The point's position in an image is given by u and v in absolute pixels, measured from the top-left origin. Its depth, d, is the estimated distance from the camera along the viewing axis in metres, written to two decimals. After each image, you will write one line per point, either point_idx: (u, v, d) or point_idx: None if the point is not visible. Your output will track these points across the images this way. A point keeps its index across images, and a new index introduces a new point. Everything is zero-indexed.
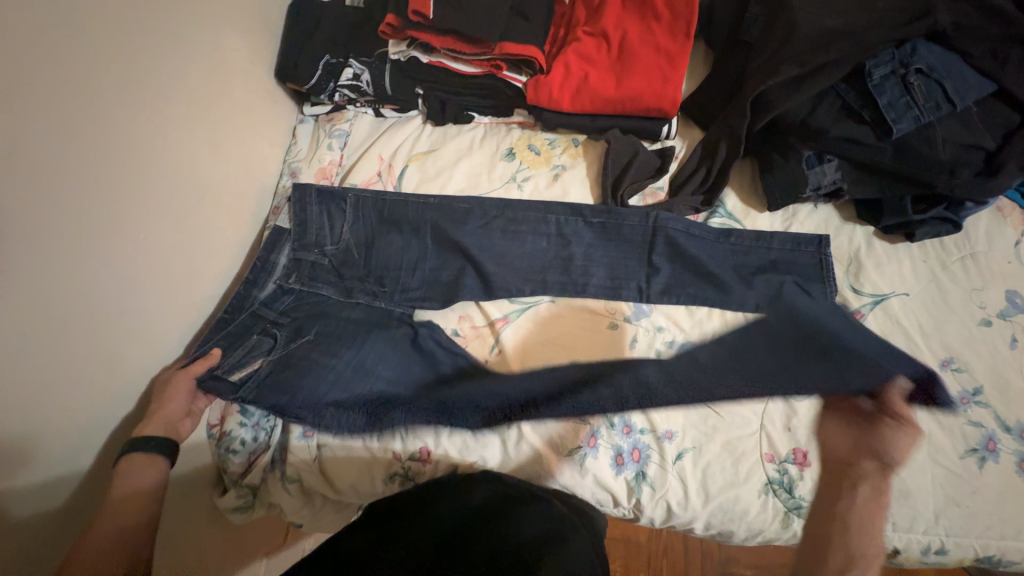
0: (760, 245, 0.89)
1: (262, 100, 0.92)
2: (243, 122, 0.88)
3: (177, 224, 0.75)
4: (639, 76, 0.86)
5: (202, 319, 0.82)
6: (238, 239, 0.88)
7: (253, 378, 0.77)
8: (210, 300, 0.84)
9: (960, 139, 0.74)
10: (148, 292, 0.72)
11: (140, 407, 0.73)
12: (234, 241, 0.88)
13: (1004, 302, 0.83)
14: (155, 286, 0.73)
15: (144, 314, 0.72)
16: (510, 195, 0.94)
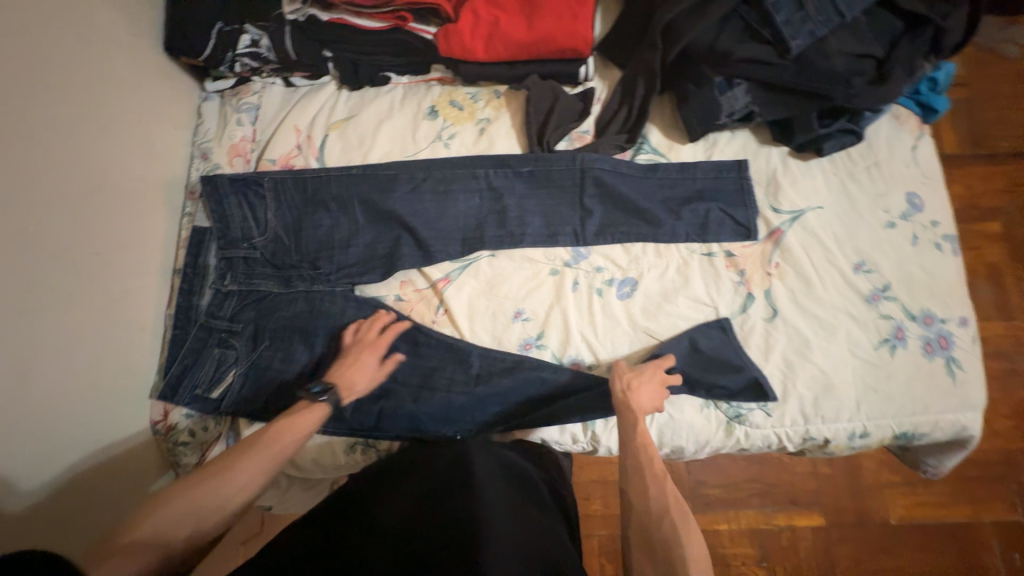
0: (686, 176, 0.91)
1: (155, 77, 0.84)
2: (138, 103, 0.81)
3: (81, 220, 0.70)
4: (550, 16, 0.84)
5: (129, 322, 0.77)
6: (158, 234, 0.82)
7: (229, 394, 0.80)
8: (140, 297, 0.79)
9: (852, 49, 0.78)
10: (62, 296, 0.67)
11: (75, 419, 0.68)
12: (157, 237, 0.82)
13: (905, 204, 0.89)
14: (70, 289, 0.68)
15: (64, 320, 0.67)
16: (437, 154, 0.93)
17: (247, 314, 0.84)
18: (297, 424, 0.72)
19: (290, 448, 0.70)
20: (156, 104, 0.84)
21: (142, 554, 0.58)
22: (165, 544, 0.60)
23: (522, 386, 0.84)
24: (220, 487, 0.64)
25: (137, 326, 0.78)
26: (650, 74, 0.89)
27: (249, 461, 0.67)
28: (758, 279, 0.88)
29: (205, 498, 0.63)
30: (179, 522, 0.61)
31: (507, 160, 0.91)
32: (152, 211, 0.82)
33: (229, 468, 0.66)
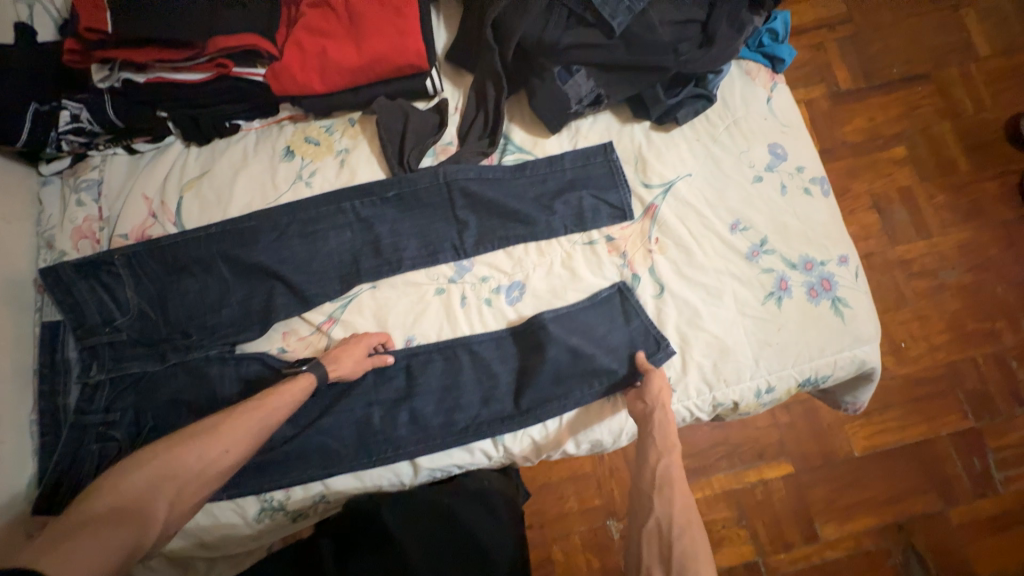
0: (555, 169, 0.89)
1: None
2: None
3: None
4: (376, 35, 0.82)
5: None
6: (3, 339, 0.76)
7: None
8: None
9: (673, 18, 0.79)
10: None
11: None
12: (4, 342, 0.76)
13: (768, 156, 0.90)
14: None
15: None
16: (300, 195, 0.89)
17: (124, 401, 0.78)
18: (283, 395, 0.74)
19: (274, 416, 0.72)
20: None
21: (126, 518, 0.59)
22: (146, 506, 0.61)
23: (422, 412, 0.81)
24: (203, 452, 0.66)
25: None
26: (496, 75, 0.88)
27: (233, 429, 0.69)
28: (641, 258, 0.87)
29: (188, 463, 0.65)
30: (160, 487, 0.63)
31: (370, 189, 0.87)
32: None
33: (213, 434, 0.67)
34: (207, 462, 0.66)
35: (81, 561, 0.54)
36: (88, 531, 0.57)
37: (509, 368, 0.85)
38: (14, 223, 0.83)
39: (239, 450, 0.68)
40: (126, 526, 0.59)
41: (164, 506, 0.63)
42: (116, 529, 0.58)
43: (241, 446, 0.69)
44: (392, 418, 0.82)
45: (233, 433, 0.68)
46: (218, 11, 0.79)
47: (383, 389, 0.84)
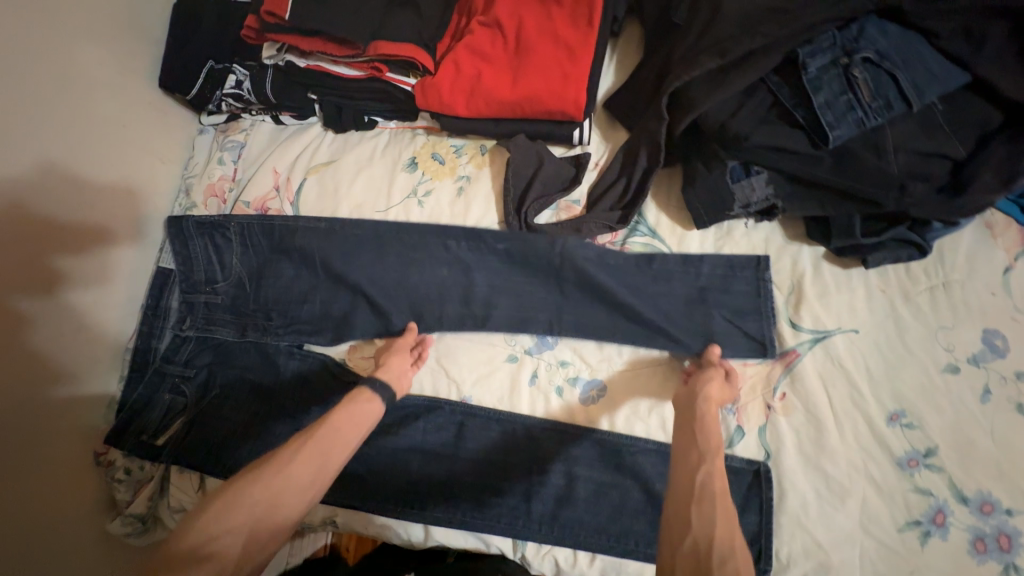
0: (687, 271, 0.76)
1: (142, 111, 0.85)
2: (115, 134, 0.82)
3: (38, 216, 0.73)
4: (537, 74, 0.73)
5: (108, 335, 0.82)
6: (127, 263, 0.84)
7: (172, 442, 0.78)
8: (104, 302, 0.81)
9: (918, 146, 0.59)
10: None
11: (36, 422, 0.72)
12: (130, 267, 0.84)
13: (979, 345, 0.67)
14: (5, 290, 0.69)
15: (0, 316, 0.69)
16: (409, 211, 0.86)
17: (202, 360, 0.83)
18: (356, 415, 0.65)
19: (348, 440, 0.62)
20: (137, 137, 0.85)
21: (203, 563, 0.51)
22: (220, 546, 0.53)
23: (451, 483, 0.75)
24: (272, 486, 0.56)
25: (93, 356, 0.80)
26: (655, 148, 0.74)
27: (297, 460, 0.58)
28: (754, 411, 0.71)
29: (255, 500, 0.55)
30: (229, 529, 0.53)
31: (479, 232, 0.80)
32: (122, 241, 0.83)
33: (271, 467, 0.57)
34: (275, 494, 0.55)
35: None
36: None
37: (559, 467, 0.74)
38: (164, 165, 0.89)
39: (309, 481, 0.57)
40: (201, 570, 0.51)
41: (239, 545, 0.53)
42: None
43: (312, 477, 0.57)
44: (421, 474, 0.76)
45: (300, 462, 0.58)
46: (388, 14, 0.76)
47: (432, 435, 0.78)
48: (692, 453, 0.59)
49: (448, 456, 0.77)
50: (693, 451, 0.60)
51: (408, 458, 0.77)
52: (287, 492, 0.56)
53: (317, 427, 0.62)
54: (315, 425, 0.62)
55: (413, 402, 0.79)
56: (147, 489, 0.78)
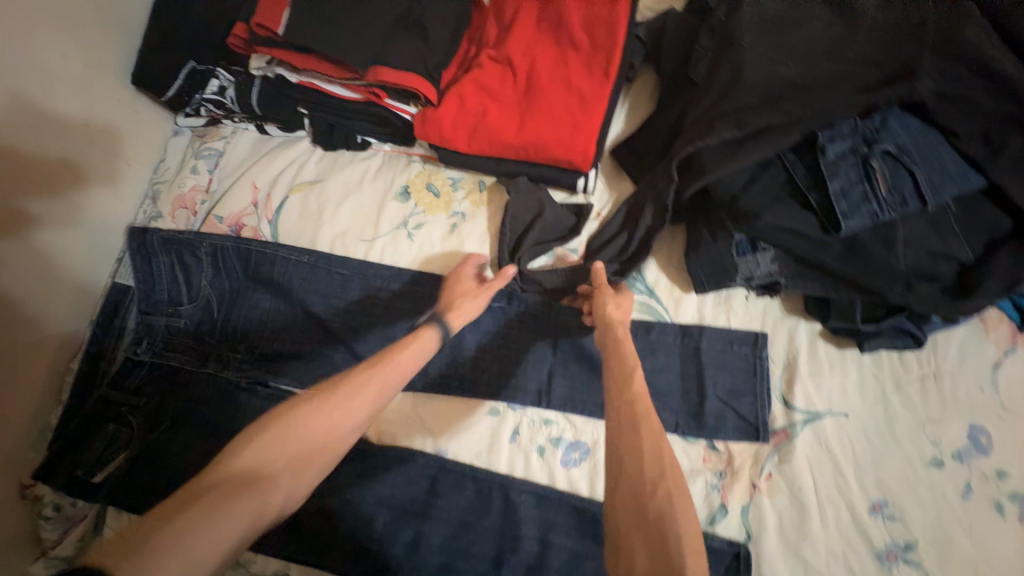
0: (684, 340, 0.75)
1: (105, 105, 0.77)
2: (71, 125, 0.73)
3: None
4: (546, 120, 0.69)
5: (66, 311, 0.75)
6: (88, 252, 0.77)
7: (111, 480, 0.70)
8: (56, 273, 0.73)
9: (928, 245, 0.59)
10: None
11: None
12: (86, 262, 0.77)
13: (963, 440, 0.66)
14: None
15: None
16: (397, 244, 0.81)
17: (156, 387, 0.75)
18: (406, 350, 0.58)
19: (392, 387, 0.56)
20: (96, 134, 0.76)
21: (234, 502, 0.45)
22: (267, 466, 0.49)
23: (417, 545, 0.70)
24: (325, 423, 0.51)
25: (21, 374, 0.70)
26: (661, 211, 0.72)
27: (343, 404, 0.53)
28: (739, 489, 0.69)
29: (291, 456, 0.50)
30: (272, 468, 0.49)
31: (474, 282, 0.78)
32: (71, 246, 0.75)
33: (322, 400, 0.53)
34: (309, 462, 0.50)
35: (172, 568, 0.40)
36: (194, 511, 0.43)
37: (534, 533, 0.71)
38: (128, 168, 0.81)
39: (359, 416, 0.53)
40: (247, 495, 0.46)
41: (282, 479, 0.49)
42: (218, 518, 0.44)
43: (364, 404, 0.54)
44: (386, 533, 0.71)
45: (351, 400, 0.53)
46: (393, 38, 0.71)
47: (401, 489, 0.73)
48: (617, 393, 0.57)
49: (418, 512, 0.72)
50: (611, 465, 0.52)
51: (373, 513, 0.72)
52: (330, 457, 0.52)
53: (373, 365, 0.56)
54: (371, 363, 0.56)
55: (384, 452, 0.74)
56: (79, 529, 0.71)
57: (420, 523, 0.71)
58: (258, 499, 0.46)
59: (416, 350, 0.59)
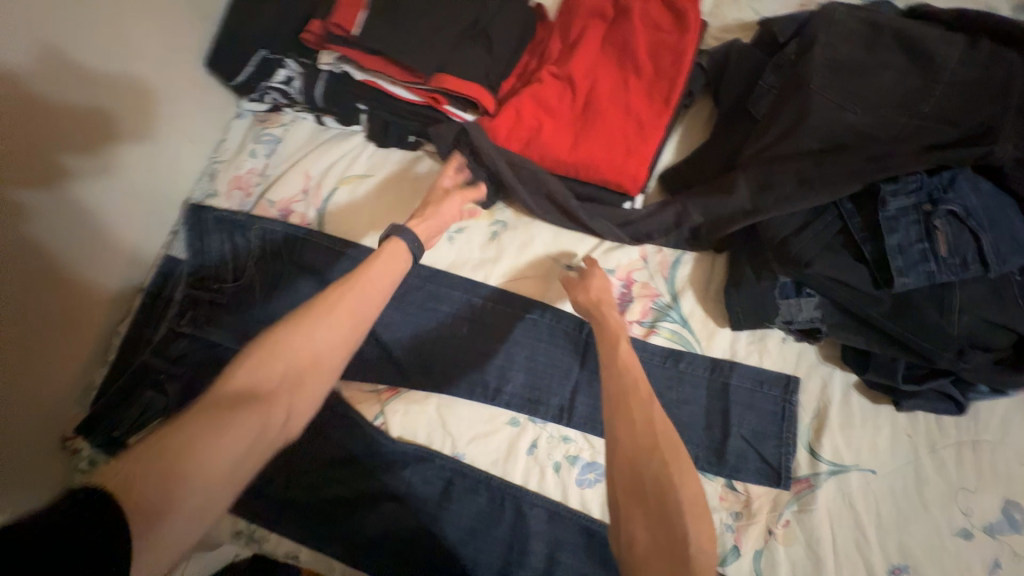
0: (712, 375, 0.75)
1: (180, 86, 0.81)
2: (150, 102, 0.77)
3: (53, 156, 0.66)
4: (601, 141, 0.69)
5: (120, 267, 0.78)
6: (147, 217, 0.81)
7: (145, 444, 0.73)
8: (117, 232, 0.77)
9: (987, 314, 0.58)
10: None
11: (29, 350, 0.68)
12: (144, 228, 0.80)
13: (996, 514, 0.64)
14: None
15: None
16: (437, 246, 0.82)
17: (192, 360, 0.78)
18: (376, 271, 0.64)
19: (375, 302, 0.62)
20: (159, 117, 0.79)
21: (235, 410, 0.49)
22: (264, 390, 0.52)
23: (428, 543, 0.72)
24: (307, 339, 0.55)
25: (74, 333, 0.74)
26: (677, 218, 0.71)
27: (318, 318, 0.57)
28: (754, 533, 0.68)
29: (287, 364, 0.54)
30: (267, 381, 0.52)
31: (509, 291, 0.79)
32: (134, 215, 0.79)
33: (302, 319, 0.56)
34: (307, 362, 0.55)
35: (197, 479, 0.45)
36: (203, 419, 0.47)
37: (541, 548, 0.71)
38: (191, 147, 0.85)
39: (342, 332, 0.57)
40: (250, 411, 0.50)
41: (282, 397, 0.52)
42: (223, 425, 0.48)
43: (345, 328, 0.58)
44: (398, 526, 0.73)
45: (332, 315, 0.58)
46: (459, 47, 0.73)
47: (417, 487, 0.74)
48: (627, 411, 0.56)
49: (430, 512, 0.73)
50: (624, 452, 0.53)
51: (386, 505, 0.74)
52: (323, 356, 0.56)
53: (346, 285, 0.61)
54: (338, 287, 0.60)
55: (404, 449, 0.75)
56: None
57: (433, 522, 0.73)
58: (263, 407, 0.50)
59: (387, 275, 0.65)
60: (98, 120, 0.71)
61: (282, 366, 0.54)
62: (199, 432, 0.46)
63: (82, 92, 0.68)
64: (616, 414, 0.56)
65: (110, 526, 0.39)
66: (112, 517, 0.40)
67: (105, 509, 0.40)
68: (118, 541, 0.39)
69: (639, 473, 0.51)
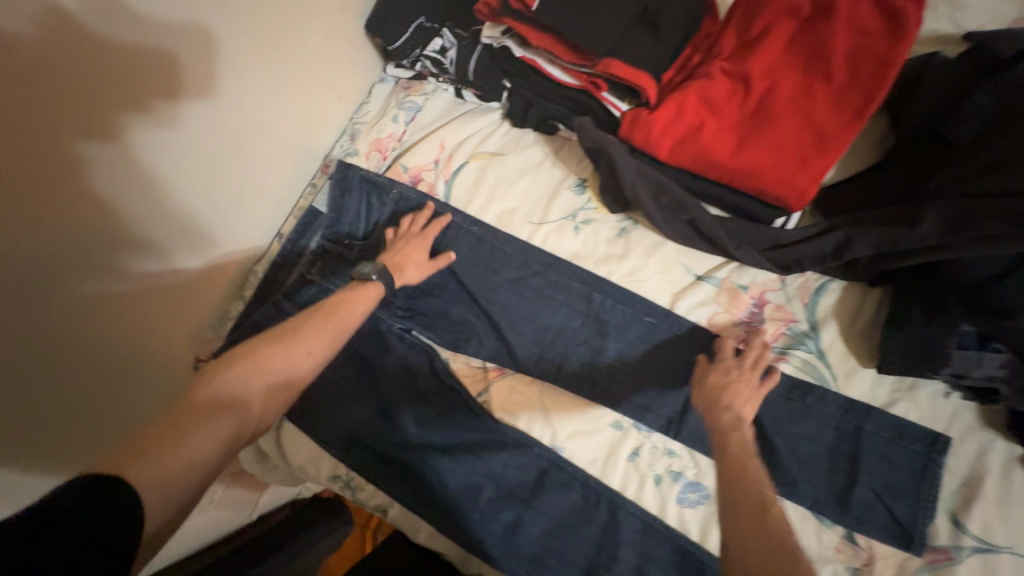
0: (845, 417, 0.69)
1: (317, 42, 0.80)
2: (288, 65, 0.77)
3: (210, 136, 0.70)
4: (770, 149, 0.64)
5: (242, 219, 0.81)
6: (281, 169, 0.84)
7: None
8: (239, 193, 0.78)
9: None
10: (159, 210, 0.67)
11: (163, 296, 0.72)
12: (285, 178, 0.85)
13: None
14: (163, 204, 0.68)
15: (151, 228, 0.67)
16: (562, 235, 0.81)
17: None
18: (356, 301, 0.70)
19: (353, 325, 0.69)
20: (276, 76, 0.76)
21: (219, 417, 0.55)
22: (241, 399, 0.58)
23: (517, 528, 0.72)
24: (283, 356, 0.62)
25: (218, 273, 0.80)
26: (838, 247, 0.66)
27: (300, 336, 0.64)
28: None
29: (267, 380, 0.60)
30: (245, 392, 0.58)
31: (630, 292, 0.77)
32: (277, 173, 0.83)
33: (279, 335, 0.63)
34: (281, 382, 0.61)
35: (176, 471, 0.50)
36: (191, 423, 0.53)
37: (632, 559, 0.69)
38: (326, 102, 0.86)
39: (321, 351, 0.65)
40: (226, 415, 0.55)
41: (255, 401, 0.59)
42: (209, 429, 0.53)
43: (323, 348, 0.65)
44: (487, 506, 0.73)
45: (310, 335, 0.64)
46: (629, 33, 0.70)
47: (512, 471, 0.74)
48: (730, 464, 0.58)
49: (522, 498, 0.73)
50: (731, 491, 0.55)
51: (478, 483, 0.74)
52: (297, 368, 0.62)
53: (324, 309, 0.68)
54: (322, 311, 0.67)
55: (504, 431, 0.75)
56: None
57: (524, 508, 0.72)
58: (236, 414, 0.56)
59: (365, 303, 0.71)
60: (247, 96, 0.73)
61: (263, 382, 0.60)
62: (190, 433, 0.52)
63: (234, 72, 0.70)
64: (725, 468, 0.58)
65: (122, 507, 0.45)
66: (119, 500, 0.46)
67: (111, 489, 0.46)
68: (126, 521, 0.45)
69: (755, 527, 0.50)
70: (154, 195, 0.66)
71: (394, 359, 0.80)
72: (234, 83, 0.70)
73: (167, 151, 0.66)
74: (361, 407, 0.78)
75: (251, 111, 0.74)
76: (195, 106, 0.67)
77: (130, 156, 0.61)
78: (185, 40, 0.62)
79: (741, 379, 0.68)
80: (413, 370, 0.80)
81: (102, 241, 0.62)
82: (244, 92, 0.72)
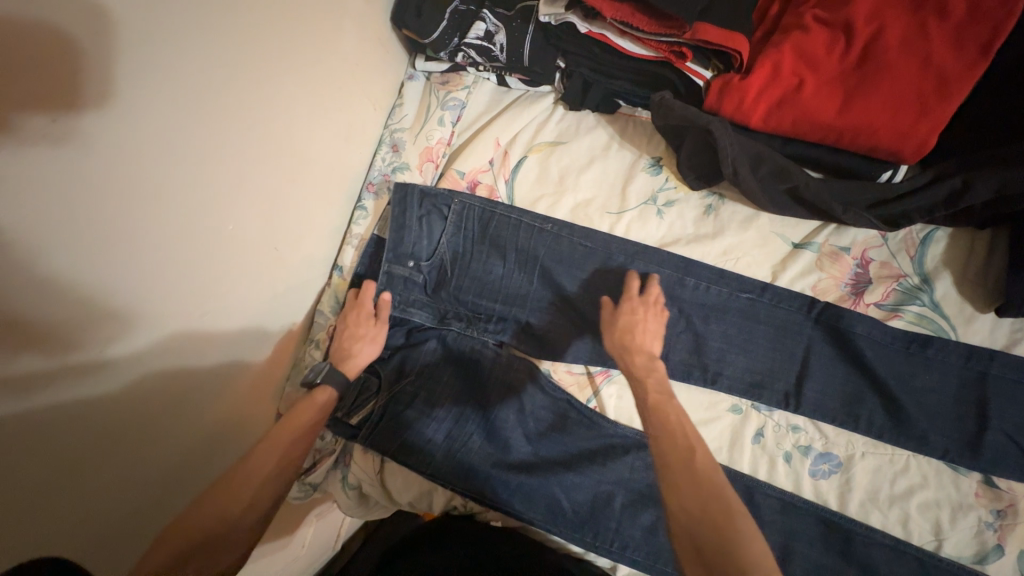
0: (968, 364, 0.67)
1: (305, 14, 0.61)
2: (274, 65, 0.58)
3: (194, 167, 0.51)
4: (884, 100, 0.61)
5: (248, 269, 0.62)
6: (284, 195, 0.66)
7: (371, 423, 0.74)
8: (242, 238, 0.60)
9: None
10: (151, 279, 0.49)
11: (166, 400, 0.54)
12: (309, 207, 0.71)
13: None
14: (177, 259, 0.51)
15: (151, 310, 0.50)
16: (645, 221, 0.76)
17: (393, 341, 0.80)
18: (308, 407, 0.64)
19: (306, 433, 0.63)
20: (270, 84, 0.59)
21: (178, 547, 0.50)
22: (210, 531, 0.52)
23: (656, 529, 0.71)
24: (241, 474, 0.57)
25: (242, 326, 0.63)
26: (953, 195, 0.62)
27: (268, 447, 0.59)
28: (1021, 533, 0.64)
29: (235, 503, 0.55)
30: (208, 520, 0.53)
31: (727, 270, 0.73)
32: (286, 190, 0.66)
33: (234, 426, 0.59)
34: (239, 483, 0.56)
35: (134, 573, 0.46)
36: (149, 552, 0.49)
37: (775, 533, 0.71)
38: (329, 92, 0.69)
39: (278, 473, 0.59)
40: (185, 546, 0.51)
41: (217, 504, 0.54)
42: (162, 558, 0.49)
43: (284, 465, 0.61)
44: (623, 511, 0.72)
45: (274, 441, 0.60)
46: None
47: (639, 473, 0.73)
48: (662, 432, 0.54)
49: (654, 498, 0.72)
50: (659, 436, 0.54)
51: (606, 489, 0.73)
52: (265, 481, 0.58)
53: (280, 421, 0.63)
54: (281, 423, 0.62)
55: (621, 433, 0.74)
56: (329, 461, 0.74)
57: (658, 507, 0.71)
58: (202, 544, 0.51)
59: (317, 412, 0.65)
60: (231, 115, 0.54)
61: (211, 505, 0.54)
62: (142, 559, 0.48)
63: (210, 84, 0.50)
64: (657, 434, 0.54)
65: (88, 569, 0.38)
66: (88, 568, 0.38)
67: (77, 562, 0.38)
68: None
69: (698, 484, 0.49)
70: (144, 267, 0.48)
71: (493, 382, 0.78)
72: (230, 84, 0.53)
73: (163, 195, 0.48)
74: (469, 443, 0.74)
75: (251, 117, 0.57)
76: (190, 124, 0.49)
77: (120, 216, 0.44)
78: (150, 47, 0.43)
79: (648, 312, 0.69)
80: (514, 391, 0.76)
81: (81, 346, 0.44)
82: (239, 95, 0.54)
